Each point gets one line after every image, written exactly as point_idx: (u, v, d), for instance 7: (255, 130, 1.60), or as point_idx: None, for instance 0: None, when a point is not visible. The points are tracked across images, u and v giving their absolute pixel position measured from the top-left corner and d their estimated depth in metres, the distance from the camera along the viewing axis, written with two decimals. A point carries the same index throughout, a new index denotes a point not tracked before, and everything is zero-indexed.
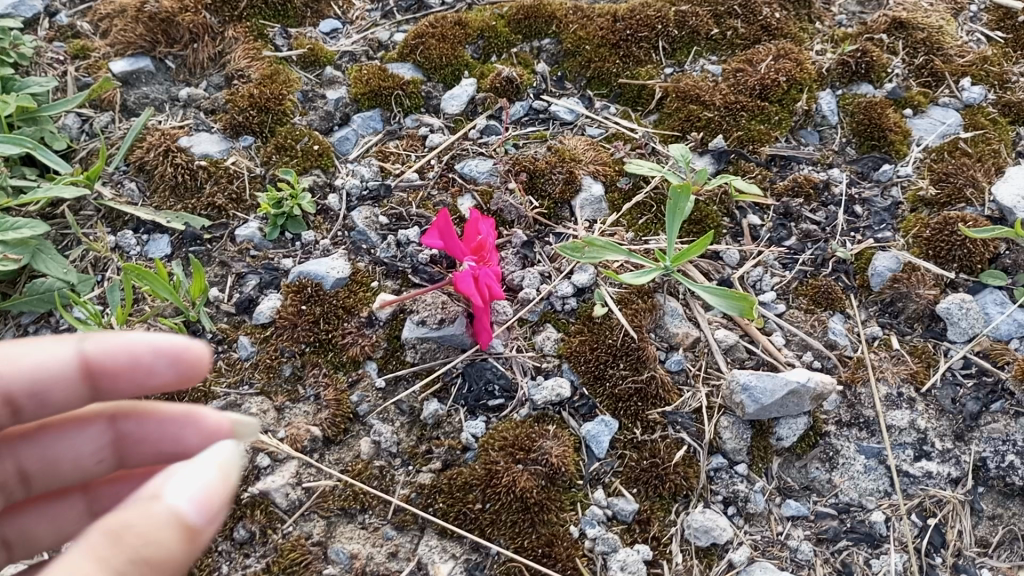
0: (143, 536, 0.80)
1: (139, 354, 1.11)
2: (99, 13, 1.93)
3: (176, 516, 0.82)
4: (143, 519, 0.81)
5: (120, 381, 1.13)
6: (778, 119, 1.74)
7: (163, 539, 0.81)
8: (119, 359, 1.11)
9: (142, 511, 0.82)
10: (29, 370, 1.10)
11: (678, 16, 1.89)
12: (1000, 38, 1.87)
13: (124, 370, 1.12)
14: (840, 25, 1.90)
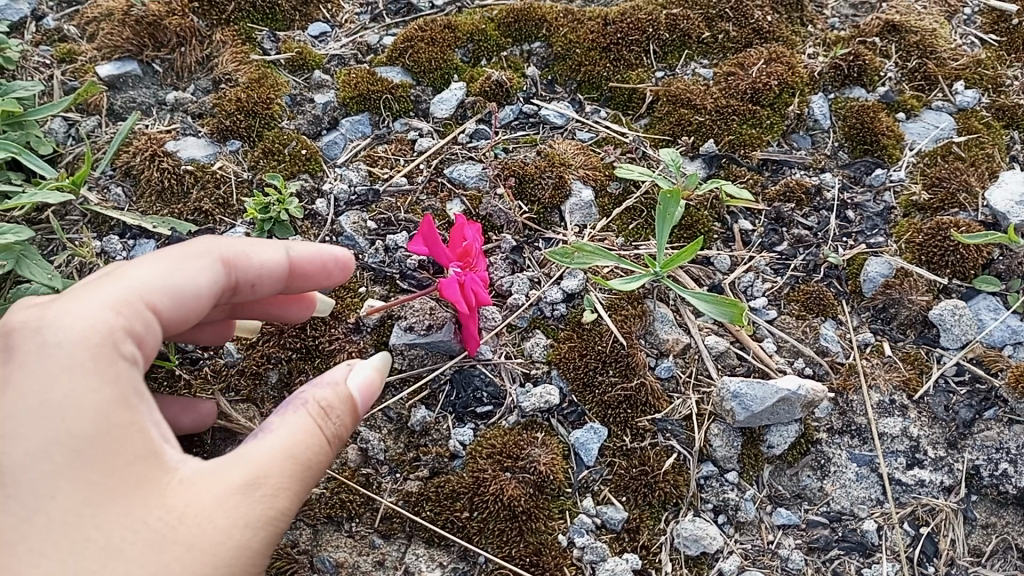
0: (331, 409, 1.01)
1: (323, 255, 1.24)
2: (86, 16, 1.91)
3: (350, 396, 1.04)
4: (331, 396, 1.02)
5: (307, 285, 1.24)
6: (770, 123, 1.72)
7: (344, 414, 1.03)
8: (307, 263, 1.22)
9: (325, 390, 1.02)
10: (265, 271, 1.16)
11: (669, 19, 1.87)
12: (994, 41, 1.85)
13: (314, 276, 1.24)
14: (832, 28, 1.88)
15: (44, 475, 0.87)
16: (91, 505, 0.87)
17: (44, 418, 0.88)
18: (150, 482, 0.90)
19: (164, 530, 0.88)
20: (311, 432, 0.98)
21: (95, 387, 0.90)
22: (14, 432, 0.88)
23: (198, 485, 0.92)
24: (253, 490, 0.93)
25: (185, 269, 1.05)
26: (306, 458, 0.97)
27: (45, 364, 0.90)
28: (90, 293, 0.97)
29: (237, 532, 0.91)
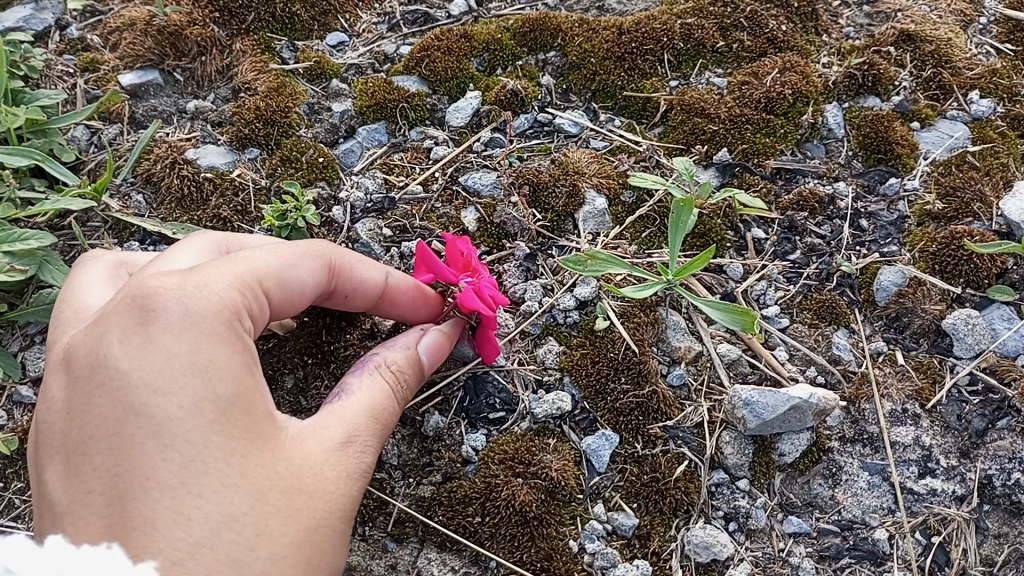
0: (401, 371, 1.24)
1: (419, 297, 1.34)
2: (109, 26, 1.95)
3: (418, 359, 1.26)
4: (405, 360, 1.25)
5: (389, 310, 1.33)
6: (783, 132, 1.73)
7: (414, 376, 1.26)
8: (401, 295, 1.32)
9: (398, 355, 1.25)
10: (359, 287, 1.28)
11: (683, 29, 1.88)
12: (1009, 51, 1.85)
13: (400, 305, 1.33)
14: (847, 37, 1.88)
15: (196, 428, 0.98)
16: (236, 456, 1.00)
17: (193, 376, 0.99)
18: (275, 439, 1.05)
19: (294, 481, 1.04)
20: (389, 391, 1.20)
21: (234, 354, 1.03)
22: (162, 387, 0.98)
23: (306, 442, 1.09)
24: (351, 444, 1.12)
25: (298, 266, 1.18)
26: (387, 413, 1.19)
27: (189, 330, 1.01)
28: (223, 271, 1.09)
29: (344, 482, 1.09)
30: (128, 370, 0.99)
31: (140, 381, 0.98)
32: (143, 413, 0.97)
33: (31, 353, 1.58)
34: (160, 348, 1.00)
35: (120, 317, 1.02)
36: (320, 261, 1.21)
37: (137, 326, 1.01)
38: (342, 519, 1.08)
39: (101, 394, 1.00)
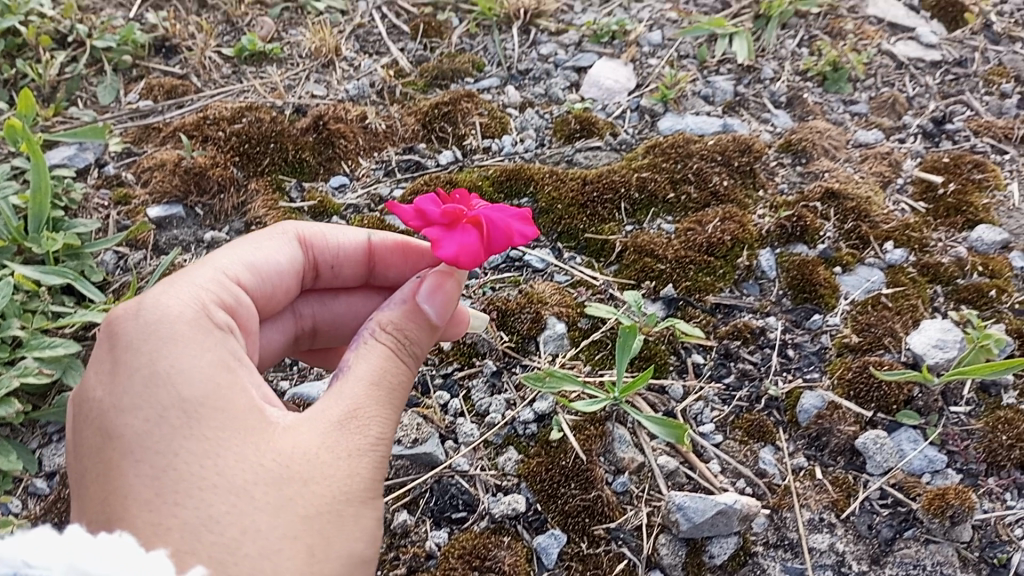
0: (397, 330, 1.34)
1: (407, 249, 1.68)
2: (142, 166, 2.24)
3: (413, 310, 1.37)
4: (402, 317, 1.36)
5: (388, 265, 1.69)
6: (722, 272, 1.99)
7: (418, 337, 1.37)
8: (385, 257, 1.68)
9: (392, 317, 1.36)
10: (344, 247, 1.63)
11: (639, 182, 2.18)
12: (923, 208, 2.12)
13: (393, 256, 1.68)
14: (781, 193, 2.17)
15: (166, 435, 1.14)
16: (216, 452, 1.14)
17: (161, 382, 1.18)
18: (259, 433, 1.19)
19: (283, 469, 1.16)
20: (386, 355, 1.31)
21: (203, 352, 1.22)
22: (136, 403, 1.17)
23: (294, 433, 1.21)
24: (346, 422, 1.23)
25: (276, 249, 1.54)
26: (384, 379, 1.29)
27: (154, 344, 1.21)
28: (187, 284, 1.32)
29: (342, 462, 1.20)
30: (105, 400, 1.20)
31: (118, 402, 1.18)
32: (122, 427, 1.16)
33: (48, 449, 1.77)
34: (133, 366, 1.20)
35: (100, 357, 1.25)
36: (295, 239, 1.57)
37: (110, 360, 1.23)
38: (348, 500, 1.18)
39: (89, 429, 1.20)
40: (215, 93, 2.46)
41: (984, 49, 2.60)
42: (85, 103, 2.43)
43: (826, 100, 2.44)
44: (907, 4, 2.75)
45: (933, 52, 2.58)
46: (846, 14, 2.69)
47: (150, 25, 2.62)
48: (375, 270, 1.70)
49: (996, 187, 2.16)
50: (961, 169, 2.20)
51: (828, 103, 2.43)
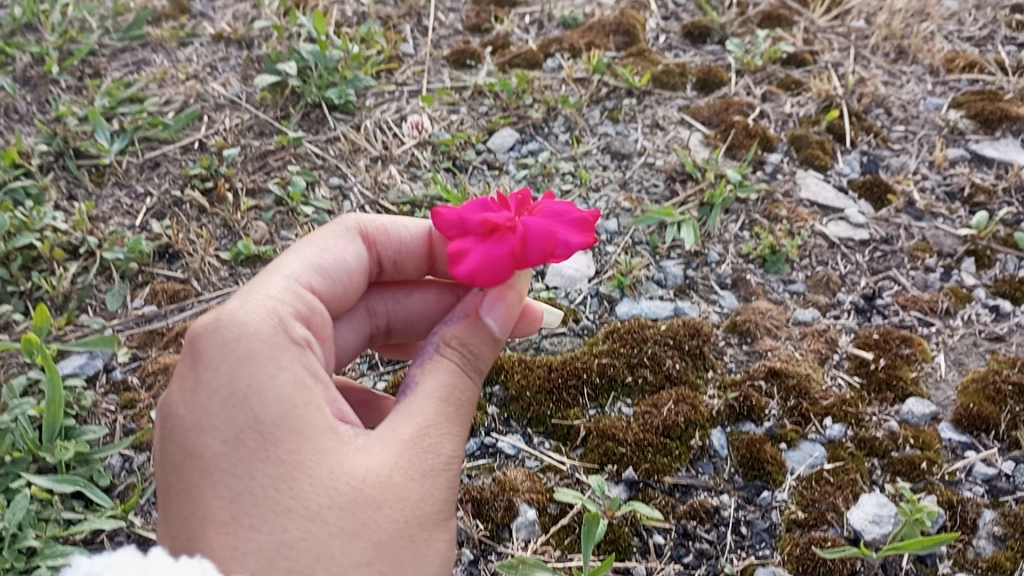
0: (460, 345, 1.71)
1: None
2: (147, 369, 2.45)
3: (472, 322, 1.75)
4: (466, 333, 1.73)
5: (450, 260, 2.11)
6: (678, 452, 2.18)
7: (480, 354, 1.72)
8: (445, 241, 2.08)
9: (455, 338, 1.71)
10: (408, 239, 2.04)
11: (599, 367, 2.39)
12: (857, 382, 2.34)
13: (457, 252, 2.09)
14: (729, 371, 2.39)
15: (244, 459, 1.46)
16: (294, 475, 1.46)
17: (245, 405, 1.50)
18: (335, 457, 1.50)
19: (356, 492, 1.48)
20: (454, 371, 1.67)
21: (286, 369, 1.56)
22: (221, 424, 1.49)
23: (363, 459, 1.52)
24: (413, 448, 1.55)
25: (347, 252, 1.92)
26: (450, 395, 1.64)
27: (234, 366, 1.53)
28: (263, 301, 1.66)
29: (412, 488, 1.52)
30: (188, 419, 1.51)
31: (202, 424, 1.50)
32: (209, 448, 1.48)
33: None
34: (216, 387, 1.52)
35: (183, 376, 1.56)
36: (360, 237, 1.97)
37: (191, 383, 1.55)
38: (414, 519, 1.50)
39: (174, 444, 1.51)
40: (213, 295, 2.70)
41: (908, 225, 2.88)
42: (95, 310, 2.67)
43: (767, 280, 2.70)
44: (837, 185, 3.07)
45: (862, 231, 2.87)
46: (782, 198, 2.99)
47: (154, 233, 2.89)
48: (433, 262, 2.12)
49: (923, 360, 2.40)
50: (890, 344, 2.44)
51: (769, 283, 2.69)
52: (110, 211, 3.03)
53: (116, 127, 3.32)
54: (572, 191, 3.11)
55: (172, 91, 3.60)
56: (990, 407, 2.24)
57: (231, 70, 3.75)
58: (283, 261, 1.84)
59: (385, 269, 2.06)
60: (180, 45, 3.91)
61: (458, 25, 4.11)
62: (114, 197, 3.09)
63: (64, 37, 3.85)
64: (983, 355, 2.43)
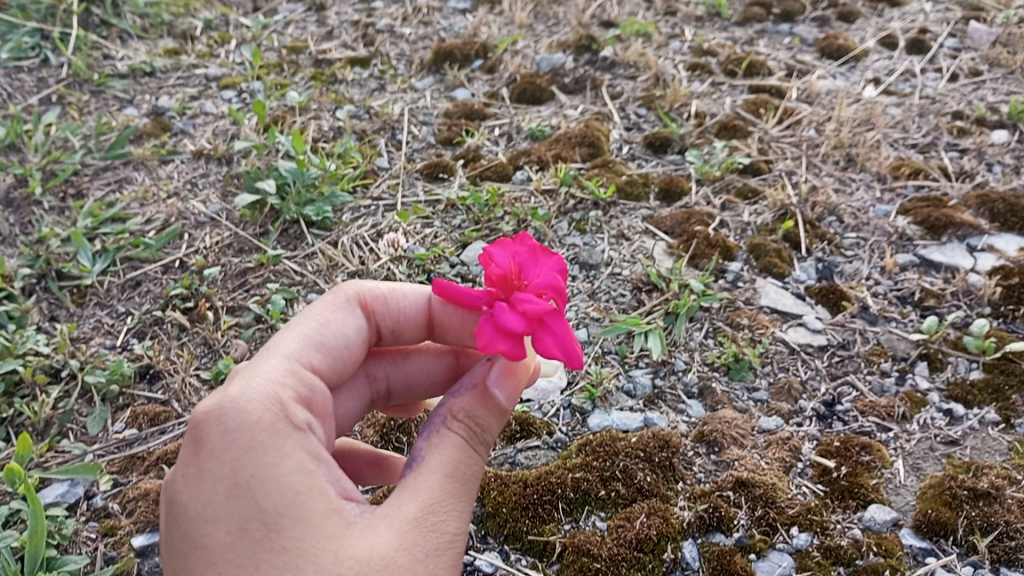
0: (465, 420, 1.88)
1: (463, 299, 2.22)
2: (127, 495, 2.49)
3: (475, 395, 1.91)
4: (470, 406, 1.90)
5: (448, 330, 2.27)
6: (651, 566, 2.25)
7: (484, 428, 1.89)
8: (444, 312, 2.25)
9: (457, 413, 1.88)
10: (409, 308, 2.22)
11: (573, 481, 2.46)
12: (821, 489, 2.44)
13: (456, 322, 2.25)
14: (698, 481, 2.48)
15: (250, 546, 1.64)
16: (299, 558, 1.63)
17: (255, 495, 1.67)
18: (338, 539, 1.67)
19: (360, 573, 1.63)
20: (459, 448, 1.83)
21: (290, 456, 1.74)
22: (227, 515, 1.67)
23: (365, 539, 1.68)
24: (415, 525, 1.71)
25: (349, 325, 2.12)
26: (454, 469, 1.81)
27: (238, 456, 1.71)
28: (265, 386, 1.85)
29: (415, 564, 1.67)
30: (196, 511, 1.70)
31: (218, 516, 1.67)
32: (224, 539, 1.65)
33: None
34: (227, 478, 1.69)
35: (188, 468, 1.75)
36: (363, 309, 2.16)
37: (195, 474, 1.73)
38: None
39: (183, 534, 1.70)
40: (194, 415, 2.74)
41: (864, 331, 3.03)
42: (76, 434, 2.71)
43: (732, 387, 2.81)
44: (795, 291, 3.23)
45: (820, 336, 3.01)
46: (743, 306, 3.13)
47: (135, 354, 2.96)
48: (433, 330, 2.28)
49: (883, 466, 2.51)
50: (851, 451, 2.55)
51: (733, 391, 2.80)
52: (91, 332, 3.09)
53: (98, 247, 3.42)
54: None
55: (153, 209, 3.72)
56: (948, 512, 2.36)
57: (211, 186, 3.88)
58: (290, 339, 2.04)
59: (385, 338, 2.23)
60: (161, 162, 4.03)
61: (430, 139, 4.30)
62: (95, 317, 3.16)
63: (47, 157, 3.97)
64: (940, 459, 2.55)
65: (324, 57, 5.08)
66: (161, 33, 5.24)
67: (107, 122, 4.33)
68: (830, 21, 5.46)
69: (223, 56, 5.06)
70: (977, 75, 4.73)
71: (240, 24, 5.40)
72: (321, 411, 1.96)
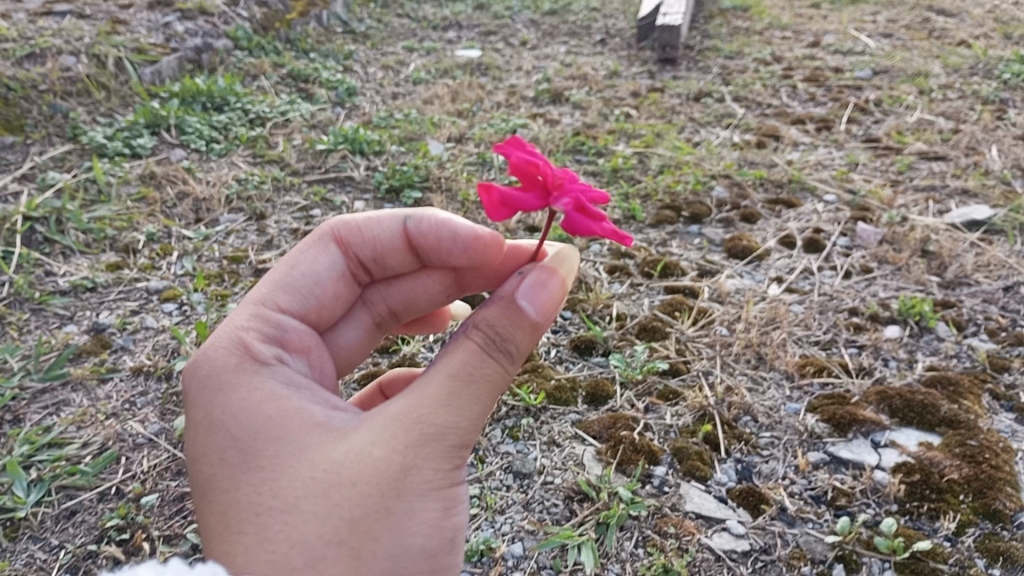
0: (494, 329, 2.36)
1: (425, 222, 2.99)
2: None
3: (515, 301, 2.42)
4: (487, 314, 2.41)
5: (430, 251, 3.05)
6: None
7: (516, 335, 2.38)
8: (414, 233, 3.03)
9: (481, 324, 2.38)
10: (388, 237, 3.05)
11: None
12: None
13: (431, 244, 3.02)
14: None
15: (236, 470, 2.28)
16: (279, 470, 2.24)
17: (237, 429, 2.34)
18: (314, 453, 2.25)
19: (331, 474, 2.19)
20: (475, 353, 2.33)
21: (266, 392, 2.43)
22: (218, 449, 2.34)
23: (340, 449, 2.24)
24: (389, 431, 2.25)
25: (317, 271, 2.98)
26: (459, 372, 2.32)
27: (221, 403, 2.42)
28: (238, 337, 2.60)
29: (385, 459, 2.20)
30: (197, 453, 2.38)
31: (215, 452, 2.34)
32: (219, 465, 2.32)
33: None
34: (220, 419, 2.39)
35: (190, 421, 2.46)
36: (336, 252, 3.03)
37: (194, 425, 2.43)
38: (383, 486, 2.18)
39: (194, 471, 2.38)
40: None
41: (783, 533, 3.22)
42: None
43: None
44: (717, 495, 3.41)
45: (743, 540, 3.19)
46: (670, 512, 3.30)
47: None
48: (417, 251, 3.09)
49: None
50: None
51: None
52: (24, 567, 3.11)
53: (34, 476, 3.44)
54: (479, 513, 3.33)
55: (90, 431, 3.77)
56: None
57: (149, 404, 3.96)
58: (269, 295, 2.87)
59: (371, 267, 3.11)
60: (100, 381, 4.11)
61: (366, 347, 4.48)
62: (28, 552, 3.16)
63: None
64: None
65: (264, 266, 5.31)
66: (103, 247, 5.42)
67: (47, 341, 4.42)
68: (734, 222, 5.97)
69: (164, 268, 5.24)
70: (869, 272, 5.19)
71: (182, 235, 5.63)
72: (300, 344, 2.81)
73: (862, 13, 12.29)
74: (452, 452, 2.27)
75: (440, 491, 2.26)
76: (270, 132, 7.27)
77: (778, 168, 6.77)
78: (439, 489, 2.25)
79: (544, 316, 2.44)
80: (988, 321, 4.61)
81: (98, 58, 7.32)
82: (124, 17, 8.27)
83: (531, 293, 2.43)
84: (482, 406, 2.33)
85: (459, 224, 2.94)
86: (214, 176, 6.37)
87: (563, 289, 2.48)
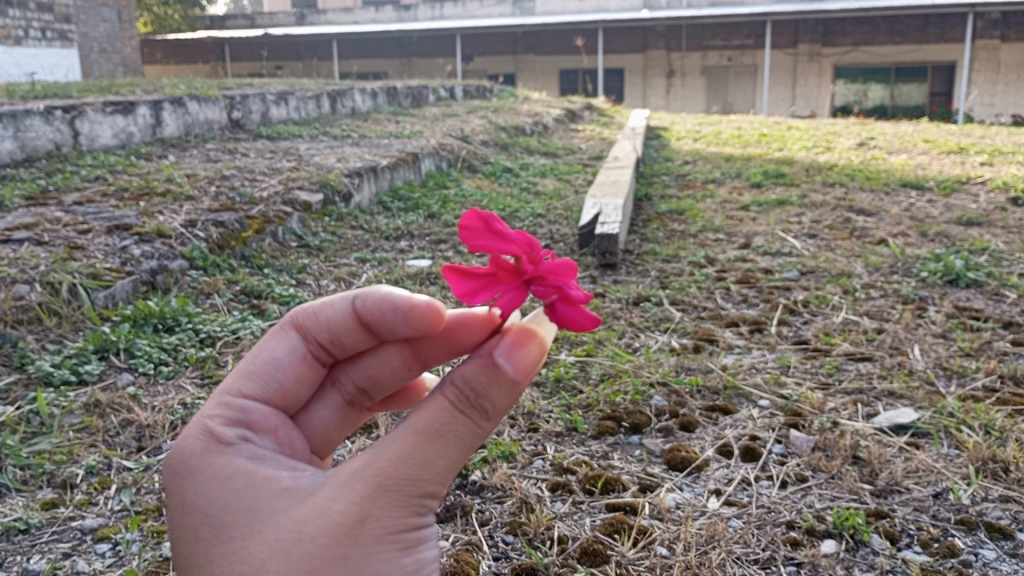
0: (468, 380, 1.98)
1: (369, 298, 2.24)
2: None
3: (494, 360, 2.00)
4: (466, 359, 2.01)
5: (382, 328, 2.28)
6: None
7: (496, 385, 1.99)
8: (363, 311, 2.27)
9: (458, 372, 1.99)
10: (335, 315, 2.33)
11: None
12: None
13: (379, 320, 2.25)
14: None
15: (198, 542, 1.98)
16: (238, 535, 1.94)
17: (201, 500, 2.03)
18: (273, 514, 1.94)
19: (289, 535, 1.90)
20: (449, 404, 1.98)
21: (228, 466, 2.08)
22: (185, 523, 2.03)
23: (300, 505, 1.94)
24: (352, 484, 1.93)
25: (279, 348, 2.41)
26: (425, 425, 1.98)
27: (183, 475, 2.10)
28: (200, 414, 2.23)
29: (347, 510, 1.91)
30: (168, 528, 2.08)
31: (182, 529, 2.03)
32: (189, 543, 2.00)
33: None
34: (181, 499, 2.06)
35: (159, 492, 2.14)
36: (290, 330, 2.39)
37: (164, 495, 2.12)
38: (345, 538, 1.89)
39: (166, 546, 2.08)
40: None
41: None
42: None
43: None
44: None
45: None
46: None
47: None
48: (371, 330, 2.33)
49: None
50: None
51: None
52: None
53: None
54: None
55: None
56: None
57: None
58: (229, 379, 2.38)
59: (331, 348, 2.42)
60: None
61: None
62: None
63: None
64: None
65: None
66: (41, 483, 5.27)
67: None
68: (674, 431, 6.07)
69: (101, 502, 5.15)
70: (804, 481, 5.31)
71: (122, 466, 5.53)
72: (267, 424, 2.32)
73: (789, 215, 13.15)
74: (418, 501, 1.97)
75: (404, 539, 1.97)
76: (219, 351, 7.28)
77: (714, 373, 6.98)
78: (400, 538, 1.96)
79: (522, 374, 2.01)
80: (919, 531, 4.71)
81: (52, 286, 7.31)
82: (82, 241, 8.49)
83: (509, 347, 2.01)
84: (454, 458, 2.01)
85: (393, 292, 2.19)
86: (160, 400, 6.33)
87: (543, 344, 2.04)
